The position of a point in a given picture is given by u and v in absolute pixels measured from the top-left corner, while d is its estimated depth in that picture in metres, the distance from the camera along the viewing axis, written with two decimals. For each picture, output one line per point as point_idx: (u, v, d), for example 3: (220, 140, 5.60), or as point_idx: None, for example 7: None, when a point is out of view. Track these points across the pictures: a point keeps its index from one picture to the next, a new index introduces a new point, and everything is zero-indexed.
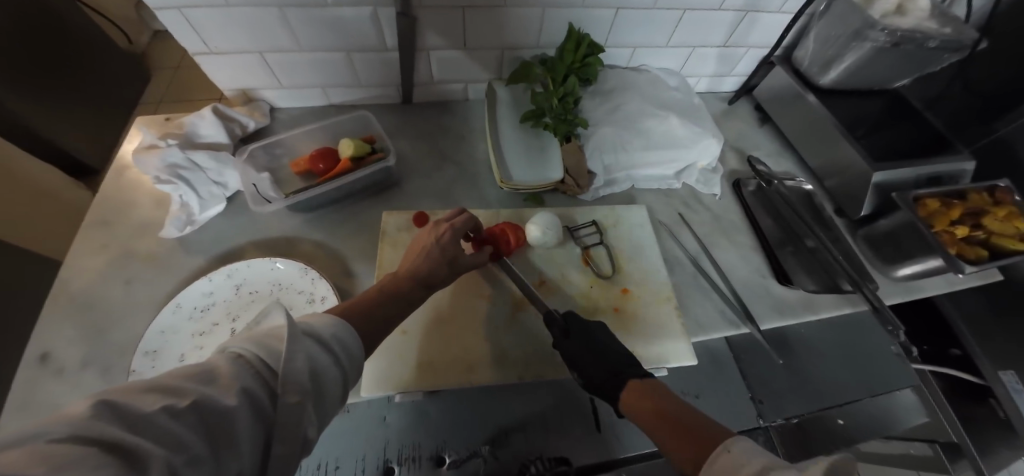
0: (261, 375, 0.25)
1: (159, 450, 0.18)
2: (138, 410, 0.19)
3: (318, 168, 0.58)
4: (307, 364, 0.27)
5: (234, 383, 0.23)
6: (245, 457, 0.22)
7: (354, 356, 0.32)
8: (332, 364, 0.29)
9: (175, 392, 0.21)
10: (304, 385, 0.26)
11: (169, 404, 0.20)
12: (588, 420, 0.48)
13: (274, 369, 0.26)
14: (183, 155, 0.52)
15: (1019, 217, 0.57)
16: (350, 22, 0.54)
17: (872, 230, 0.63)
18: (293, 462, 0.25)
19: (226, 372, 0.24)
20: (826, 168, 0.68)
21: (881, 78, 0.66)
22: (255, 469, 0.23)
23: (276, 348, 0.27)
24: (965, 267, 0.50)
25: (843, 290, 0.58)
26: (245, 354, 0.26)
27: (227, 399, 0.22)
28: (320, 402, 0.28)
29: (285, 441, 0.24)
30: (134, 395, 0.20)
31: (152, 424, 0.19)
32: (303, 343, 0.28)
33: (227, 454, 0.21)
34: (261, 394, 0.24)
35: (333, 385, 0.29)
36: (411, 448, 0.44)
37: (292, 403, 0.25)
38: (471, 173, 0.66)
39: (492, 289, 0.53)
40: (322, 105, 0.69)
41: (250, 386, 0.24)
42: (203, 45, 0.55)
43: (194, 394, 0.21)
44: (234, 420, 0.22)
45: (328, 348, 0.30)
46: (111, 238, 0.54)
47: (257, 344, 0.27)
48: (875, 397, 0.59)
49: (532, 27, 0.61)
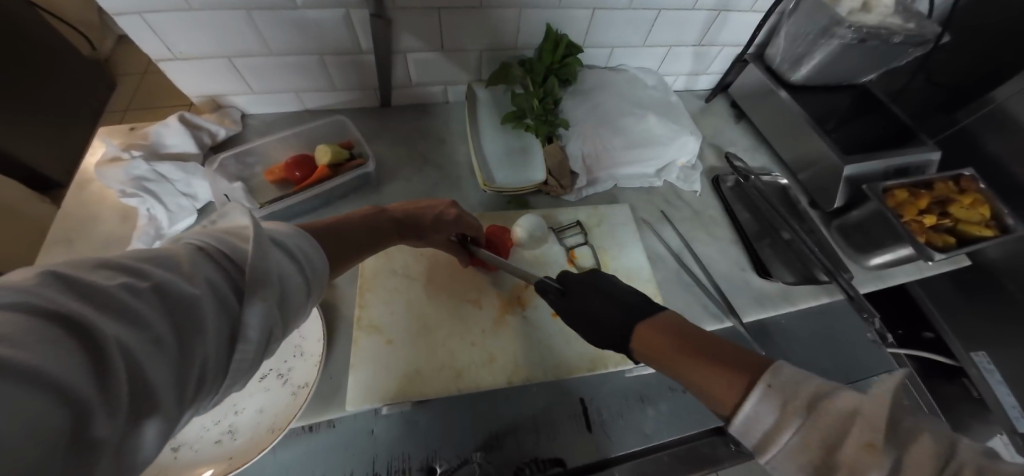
0: (221, 265, 0.23)
1: (115, 328, 0.17)
2: (91, 283, 0.17)
3: (293, 175, 0.56)
4: (276, 270, 0.26)
5: (196, 271, 0.21)
6: (214, 346, 0.21)
7: (318, 272, 0.31)
8: (296, 272, 0.28)
9: (132, 272, 0.19)
10: (272, 286, 0.25)
11: (127, 282, 0.18)
12: (580, 420, 0.48)
13: (235, 260, 0.24)
14: (149, 166, 0.50)
15: (983, 204, 0.61)
16: (320, 23, 0.53)
17: (845, 221, 0.65)
18: (252, 365, 0.24)
19: (188, 259, 0.22)
20: (798, 161, 0.70)
21: (849, 73, 0.69)
22: (220, 357, 0.22)
23: (240, 246, 0.25)
24: (935, 255, 0.52)
25: (820, 280, 0.60)
26: (204, 246, 0.24)
27: (191, 286, 0.20)
28: (283, 310, 0.26)
29: (250, 338, 0.23)
30: (81, 270, 0.18)
31: (112, 298, 0.17)
32: (270, 252, 0.26)
33: (193, 339, 0.20)
34: (224, 286, 0.22)
35: (296, 294, 0.27)
36: (401, 460, 0.43)
37: (259, 300, 0.23)
38: (454, 175, 0.65)
39: (478, 294, 0.53)
40: (296, 110, 0.67)
41: (215, 278, 0.22)
42: (165, 50, 0.53)
43: (157, 276, 0.19)
44: (200, 307, 0.20)
45: (291, 257, 0.29)
46: (77, 253, 0.51)
47: (216, 238, 0.24)
48: (853, 383, 0.58)
49: (510, 28, 0.61)
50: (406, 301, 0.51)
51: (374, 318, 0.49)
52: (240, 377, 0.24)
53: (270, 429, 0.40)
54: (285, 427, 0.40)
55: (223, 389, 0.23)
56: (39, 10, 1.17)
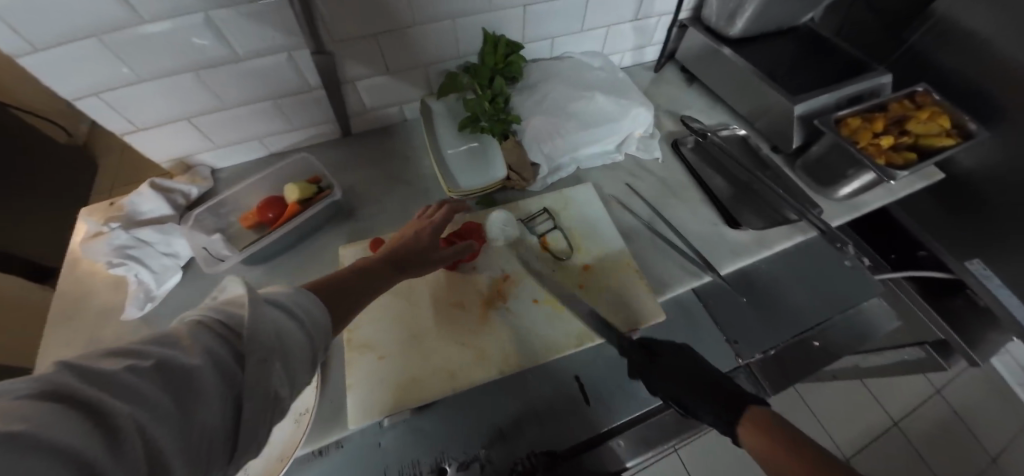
0: (222, 336, 0.24)
1: (124, 405, 0.18)
2: (96, 368, 0.18)
3: (267, 217, 0.58)
4: (273, 329, 0.26)
5: (195, 344, 0.22)
6: (222, 412, 0.22)
7: (319, 323, 0.31)
8: (297, 328, 0.28)
9: (135, 355, 0.20)
10: (270, 347, 0.25)
11: (131, 363, 0.19)
12: (577, 397, 0.49)
13: (235, 331, 0.25)
14: (128, 234, 0.52)
15: (940, 116, 0.62)
16: (267, 70, 0.56)
17: (807, 159, 0.66)
18: (262, 430, 0.24)
19: (189, 335, 0.23)
20: (753, 111, 0.71)
21: (785, 17, 0.71)
22: (229, 420, 0.22)
23: (236, 312, 0.26)
24: (897, 174, 0.53)
25: (791, 221, 0.61)
26: (203, 320, 0.24)
27: (191, 359, 0.21)
28: (287, 362, 0.27)
29: (260, 399, 0.24)
30: (90, 360, 0.19)
31: (113, 379, 0.18)
32: (265, 311, 0.26)
33: (199, 407, 0.21)
34: (222, 352, 0.23)
35: (300, 349, 0.28)
36: (411, 467, 0.44)
37: (258, 362, 0.24)
38: (421, 188, 0.66)
39: (460, 296, 0.54)
40: (262, 155, 0.70)
41: (215, 348, 0.23)
42: (129, 123, 0.56)
43: (157, 355, 0.20)
44: (202, 376, 0.21)
45: (291, 315, 0.29)
46: (77, 330, 0.53)
47: (216, 310, 0.25)
48: (845, 313, 0.59)
49: (448, 40, 0.63)
50: (393, 315, 0.52)
51: (364, 337, 0.51)
52: (250, 447, 0.24)
53: (278, 458, 0.42)
54: (291, 454, 0.42)
55: (238, 455, 0.23)
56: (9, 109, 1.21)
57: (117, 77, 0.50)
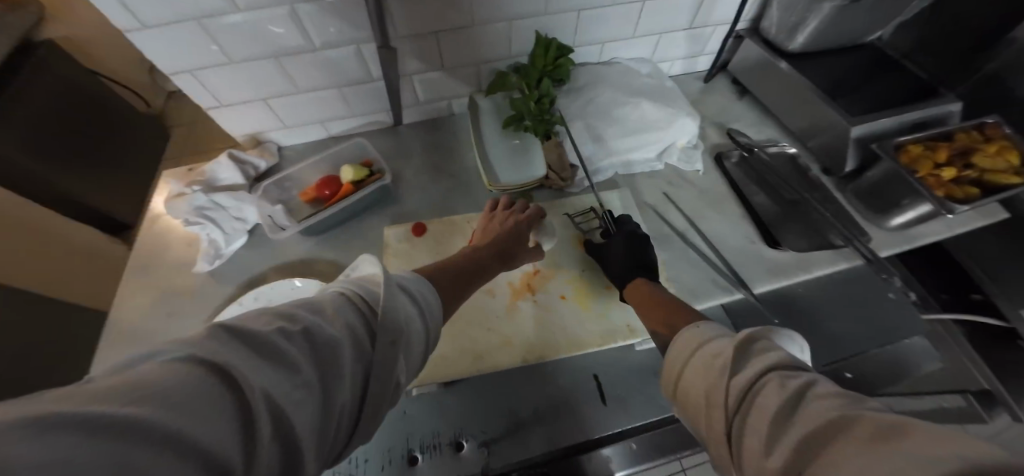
0: (359, 311, 0.30)
1: (268, 383, 0.21)
2: (255, 331, 0.23)
3: (324, 194, 0.63)
4: (399, 312, 0.32)
5: (336, 317, 0.28)
6: (345, 394, 0.26)
7: (435, 314, 0.38)
8: (418, 313, 0.35)
9: (288, 319, 0.26)
10: (393, 329, 0.31)
11: (282, 327, 0.25)
12: (595, 395, 0.50)
13: (371, 308, 0.31)
14: (207, 198, 0.59)
15: (1012, 151, 0.58)
16: (334, 61, 0.61)
17: (858, 184, 0.63)
18: (382, 403, 0.29)
19: (332, 307, 0.29)
20: (807, 129, 0.68)
21: (851, 33, 0.67)
22: (354, 394, 0.27)
23: (373, 290, 0.33)
24: (956, 208, 0.50)
25: (837, 246, 0.59)
26: (346, 294, 0.31)
27: (331, 330, 0.27)
28: (407, 346, 0.32)
29: (373, 387, 0.28)
30: (256, 320, 0.24)
31: (275, 350, 0.23)
32: (398, 297, 0.34)
33: (331, 376, 0.25)
34: (358, 327, 0.29)
35: (414, 328, 0.33)
36: (432, 437, 0.47)
37: (386, 343, 0.29)
38: (463, 180, 0.69)
39: (491, 283, 0.56)
40: (322, 137, 0.75)
41: (353, 322, 0.29)
42: (214, 100, 0.63)
43: (304, 323, 0.26)
44: (337, 347, 0.26)
45: (415, 301, 0.36)
46: (159, 278, 0.61)
47: (356, 287, 0.32)
48: (885, 348, 0.56)
49: (501, 40, 0.66)
50: None
51: None
52: (368, 425, 0.28)
53: None
54: None
55: (355, 435, 0.28)
56: (103, 77, 1.33)
57: (212, 59, 0.57)
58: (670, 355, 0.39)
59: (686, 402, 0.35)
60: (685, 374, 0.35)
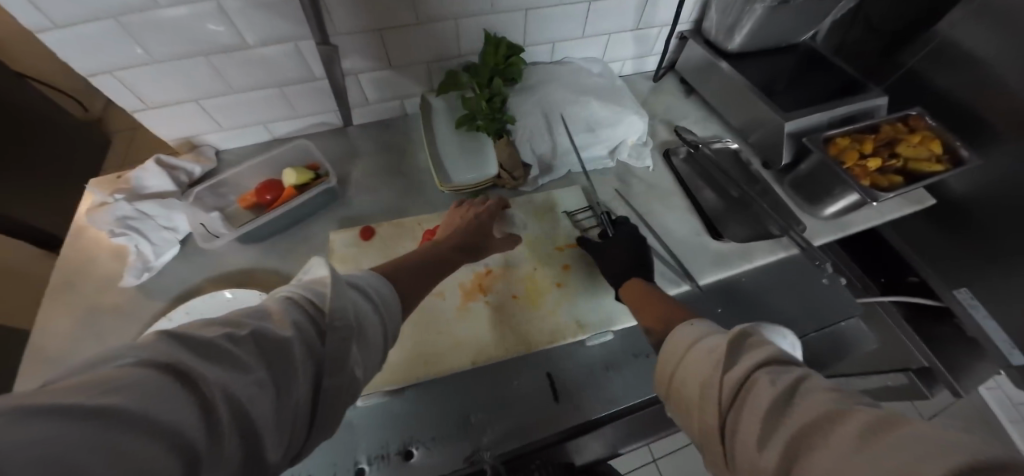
0: (306, 311, 0.28)
1: (221, 379, 0.20)
2: (199, 337, 0.21)
3: (265, 199, 0.60)
4: (351, 308, 0.30)
5: (284, 319, 0.26)
6: (301, 389, 0.25)
7: (388, 302, 0.36)
8: (370, 308, 0.33)
9: (232, 325, 0.24)
10: (347, 325, 0.29)
11: (229, 332, 0.23)
12: (545, 392, 0.50)
13: (319, 305, 0.29)
14: (131, 207, 0.54)
15: (932, 141, 0.62)
16: (270, 59, 0.58)
17: (796, 176, 0.66)
18: (340, 404, 0.27)
19: (277, 311, 0.27)
20: (748, 125, 0.71)
21: (785, 33, 0.71)
22: (310, 397, 0.25)
23: (321, 290, 0.30)
24: (878, 195, 0.54)
25: (774, 236, 0.63)
26: (292, 296, 0.29)
27: (281, 331, 0.25)
28: (362, 346, 0.30)
29: (328, 383, 0.26)
30: (198, 328, 0.22)
31: (219, 351, 0.21)
32: (348, 294, 0.31)
33: (286, 379, 0.24)
34: (309, 328, 0.27)
35: (370, 323, 0.32)
36: (379, 447, 0.46)
37: (339, 339, 0.28)
38: (415, 181, 0.68)
39: (441, 285, 0.55)
40: (266, 140, 0.72)
41: (300, 320, 0.27)
42: (140, 101, 0.59)
43: (250, 326, 0.24)
44: (289, 347, 0.25)
45: (367, 298, 0.34)
46: (78, 296, 0.56)
47: (303, 289, 0.30)
48: (822, 332, 0.59)
49: (449, 39, 0.65)
50: None
51: None
52: (324, 427, 0.27)
53: None
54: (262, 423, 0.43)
55: (313, 432, 0.26)
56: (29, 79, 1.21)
57: (132, 57, 0.53)
58: (663, 354, 0.37)
59: (679, 396, 0.33)
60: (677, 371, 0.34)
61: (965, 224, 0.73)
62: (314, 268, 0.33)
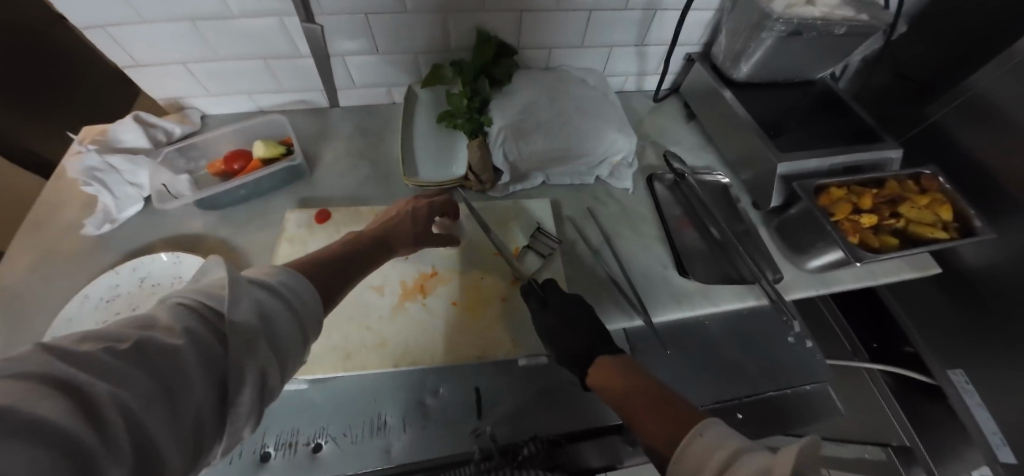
0: (205, 318, 0.25)
1: (107, 388, 0.18)
2: (76, 351, 0.19)
3: (231, 168, 0.61)
4: (254, 308, 0.28)
5: (174, 326, 0.23)
6: (204, 394, 0.22)
7: (307, 302, 0.33)
8: (282, 309, 0.30)
9: (116, 338, 0.21)
10: (253, 330, 0.26)
11: (109, 346, 0.20)
12: (469, 408, 0.49)
13: (219, 313, 0.26)
14: (100, 158, 0.55)
15: (943, 204, 0.56)
16: (257, 32, 0.58)
17: (783, 221, 0.62)
18: (251, 411, 0.25)
19: (166, 319, 0.24)
20: (741, 160, 0.67)
21: (797, 67, 0.67)
22: (214, 407, 0.23)
23: (219, 296, 0.27)
24: (863, 256, 0.49)
25: (747, 281, 0.58)
26: (187, 303, 0.26)
27: (171, 339, 0.22)
28: (274, 345, 0.28)
29: (246, 386, 0.25)
30: (74, 343, 0.19)
31: (99, 363, 0.19)
32: (244, 291, 0.28)
33: (183, 390, 0.21)
34: (206, 333, 0.24)
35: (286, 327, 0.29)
36: (289, 435, 0.46)
37: (243, 341, 0.25)
38: (385, 171, 0.67)
39: (382, 280, 0.54)
40: (251, 109, 0.73)
41: (194, 326, 0.24)
42: (130, 59, 0.60)
43: (135, 336, 0.21)
44: (182, 357, 0.22)
45: (276, 295, 0.31)
46: (42, 237, 0.57)
47: (197, 293, 0.27)
48: (783, 392, 0.55)
49: (439, 32, 0.64)
50: None
51: None
52: (237, 428, 0.25)
53: None
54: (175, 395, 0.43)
55: (221, 437, 0.24)
56: None
57: (122, 14, 0.53)
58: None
59: None
60: (704, 472, 0.29)
61: (973, 298, 0.64)
62: (214, 266, 0.31)
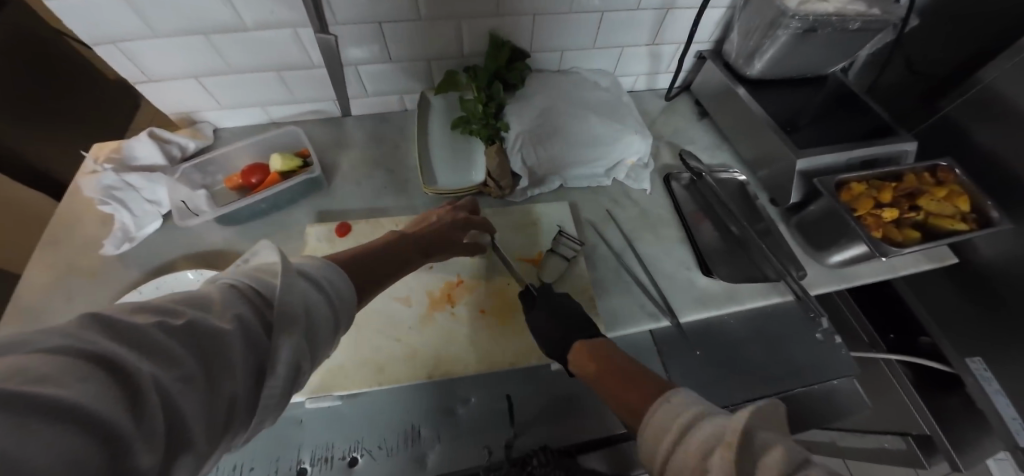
0: (253, 304, 0.26)
1: (149, 367, 0.18)
2: (129, 323, 0.19)
3: (249, 182, 0.60)
4: (301, 300, 0.28)
5: (226, 310, 0.24)
6: (240, 382, 0.22)
7: (344, 296, 0.32)
8: (323, 301, 0.30)
9: (165, 312, 0.21)
10: (296, 320, 0.26)
11: (163, 321, 0.20)
12: (502, 415, 0.49)
13: (266, 298, 0.26)
14: (118, 177, 0.55)
15: (961, 196, 0.57)
16: (270, 43, 0.58)
17: (803, 218, 0.62)
18: (276, 402, 0.25)
19: (218, 300, 0.24)
20: (759, 158, 0.67)
21: (810, 63, 0.67)
22: (247, 396, 0.23)
23: (269, 280, 0.27)
24: (889, 251, 0.50)
25: (771, 279, 0.59)
26: (236, 284, 0.26)
27: (221, 323, 0.22)
28: (312, 340, 0.28)
29: (279, 374, 0.25)
30: (124, 313, 0.20)
31: (149, 340, 0.19)
32: (297, 283, 0.28)
33: (222, 374, 0.21)
34: (253, 322, 0.24)
35: (324, 323, 0.29)
36: (324, 450, 0.46)
37: (285, 337, 0.25)
38: (403, 178, 0.67)
39: (408, 291, 0.54)
40: (263, 121, 0.72)
41: (244, 312, 0.24)
42: (140, 73, 0.59)
43: (190, 314, 0.21)
44: (227, 339, 0.22)
45: (318, 288, 0.30)
46: (61, 256, 0.57)
47: (248, 276, 0.27)
48: (808, 388, 0.55)
49: (453, 39, 0.64)
50: None
51: None
52: (269, 413, 0.25)
53: None
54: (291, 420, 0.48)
55: (251, 424, 0.24)
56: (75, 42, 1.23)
57: (133, 29, 0.53)
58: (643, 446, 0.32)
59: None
60: (669, 436, 0.30)
61: (985, 289, 0.65)
62: (262, 250, 0.31)
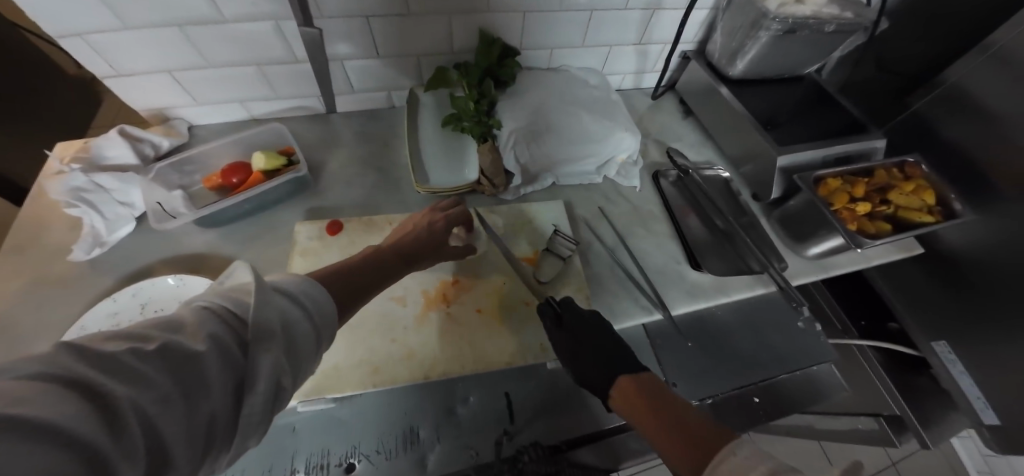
0: (229, 325, 0.24)
1: (124, 389, 0.17)
2: (101, 350, 0.18)
3: (230, 182, 0.58)
4: (279, 316, 0.27)
5: (200, 330, 0.22)
6: (219, 401, 0.21)
7: (326, 314, 0.31)
8: (304, 318, 0.29)
9: (139, 338, 0.20)
10: (275, 336, 0.25)
11: (135, 346, 0.19)
12: (502, 412, 0.49)
13: (242, 319, 0.25)
14: (87, 178, 0.51)
15: (927, 190, 0.61)
16: (251, 37, 0.55)
17: (784, 212, 0.65)
18: (259, 424, 0.24)
19: (192, 321, 0.23)
20: (741, 155, 0.70)
21: (788, 64, 0.69)
22: (228, 416, 0.22)
23: (243, 300, 0.26)
24: (863, 242, 0.52)
25: (755, 271, 0.61)
26: (211, 306, 0.25)
27: (195, 343, 0.22)
28: (291, 352, 0.27)
29: (259, 392, 0.24)
30: (95, 341, 0.19)
31: (120, 364, 0.18)
32: (274, 300, 0.27)
33: (200, 395, 0.20)
34: (229, 341, 0.23)
35: (305, 339, 0.28)
36: (320, 456, 0.44)
37: (264, 352, 0.24)
38: (393, 177, 0.66)
39: (403, 291, 0.53)
40: (244, 118, 0.69)
41: (219, 332, 0.23)
42: (108, 67, 0.56)
43: (161, 338, 0.20)
44: (204, 361, 0.21)
45: (297, 304, 0.29)
46: (24, 263, 0.53)
47: (224, 297, 0.25)
48: (791, 374, 0.58)
49: (442, 36, 0.63)
50: None
51: None
52: (253, 434, 0.24)
53: None
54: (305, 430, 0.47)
55: (234, 446, 0.23)
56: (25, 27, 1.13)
57: (100, 21, 0.49)
58: None
59: None
60: None
61: (952, 277, 0.69)
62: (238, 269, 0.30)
